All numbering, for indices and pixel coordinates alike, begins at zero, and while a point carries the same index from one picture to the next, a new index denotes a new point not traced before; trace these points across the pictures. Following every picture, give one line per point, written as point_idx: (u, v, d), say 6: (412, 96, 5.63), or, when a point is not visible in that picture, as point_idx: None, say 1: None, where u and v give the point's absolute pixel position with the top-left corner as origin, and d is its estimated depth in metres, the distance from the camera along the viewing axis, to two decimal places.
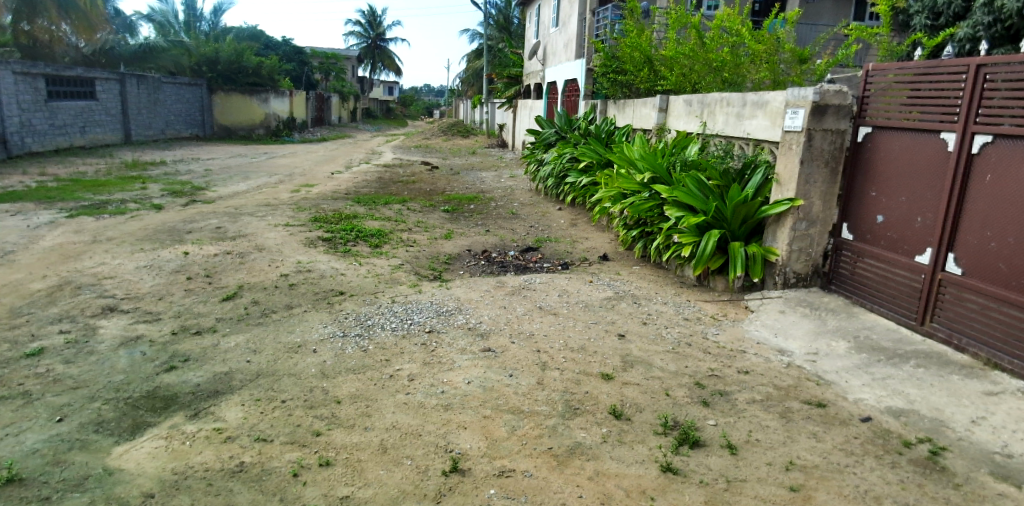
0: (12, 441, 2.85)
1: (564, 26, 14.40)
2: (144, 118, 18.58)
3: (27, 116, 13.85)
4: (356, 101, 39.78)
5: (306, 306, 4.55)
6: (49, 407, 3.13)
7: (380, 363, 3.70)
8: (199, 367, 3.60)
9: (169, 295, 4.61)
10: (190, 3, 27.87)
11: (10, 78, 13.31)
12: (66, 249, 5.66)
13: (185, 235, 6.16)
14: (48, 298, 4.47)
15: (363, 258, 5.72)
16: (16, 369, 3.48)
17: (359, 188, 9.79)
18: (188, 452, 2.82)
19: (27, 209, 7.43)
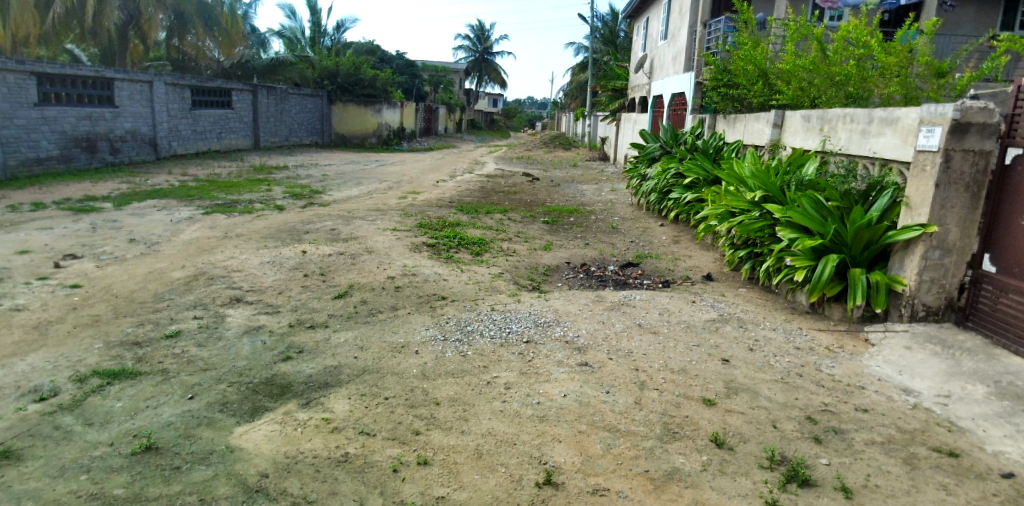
0: (151, 413, 3.16)
1: (673, 38, 14.11)
2: (272, 126, 20.20)
3: (174, 122, 15.48)
4: (462, 112, 41.08)
5: (410, 308, 4.72)
6: (183, 385, 3.45)
7: (479, 369, 3.76)
8: (312, 359, 3.82)
9: (287, 290, 4.95)
10: (315, 20, 29.96)
11: (162, 88, 14.94)
12: (203, 243, 6.24)
13: (303, 235, 6.60)
14: (186, 286, 4.94)
15: (465, 264, 5.86)
16: (158, 348, 3.87)
17: (463, 197, 10.08)
18: (299, 438, 2.99)
19: (172, 205, 8.28)
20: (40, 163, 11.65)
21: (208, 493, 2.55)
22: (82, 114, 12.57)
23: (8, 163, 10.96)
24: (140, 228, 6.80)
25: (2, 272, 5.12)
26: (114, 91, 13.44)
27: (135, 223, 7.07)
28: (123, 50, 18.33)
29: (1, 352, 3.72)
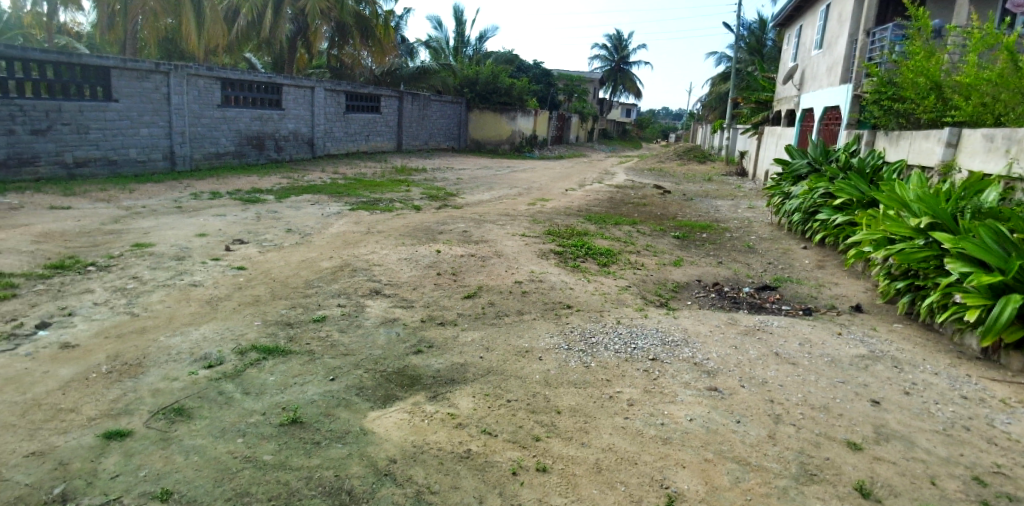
0: (299, 389, 3.45)
1: (830, 48, 13.11)
2: (413, 131, 21.44)
3: (329, 124, 16.93)
4: (595, 121, 41.04)
5: (535, 314, 4.77)
6: (326, 367, 3.73)
7: (602, 382, 3.71)
8: (441, 354, 3.99)
9: (421, 287, 5.20)
10: (459, 31, 31.37)
11: (322, 93, 16.40)
12: (348, 236, 6.75)
13: (438, 235, 6.92)
14: (333, 275, 5.36)
15: (592, 275, 5.82)
16: (306, 330, 4.23)
17: (591, 206, 10.04)
18: (426, 429, 3.12)
19: (324, 200, 9.03)
20: (220, 157, 13.24)
21: (343, 471, 2.74)
22: (255, 115, 14.13)
23: (194, 156, 12.58)
24: (297, 219, 7.50)
25: (185, 251, 5.86)
26: (281, 95, 15.00)
27: (292, 215, 7.80)
28: (293, 58, 19.75)
29: (181, 321, 4.27)
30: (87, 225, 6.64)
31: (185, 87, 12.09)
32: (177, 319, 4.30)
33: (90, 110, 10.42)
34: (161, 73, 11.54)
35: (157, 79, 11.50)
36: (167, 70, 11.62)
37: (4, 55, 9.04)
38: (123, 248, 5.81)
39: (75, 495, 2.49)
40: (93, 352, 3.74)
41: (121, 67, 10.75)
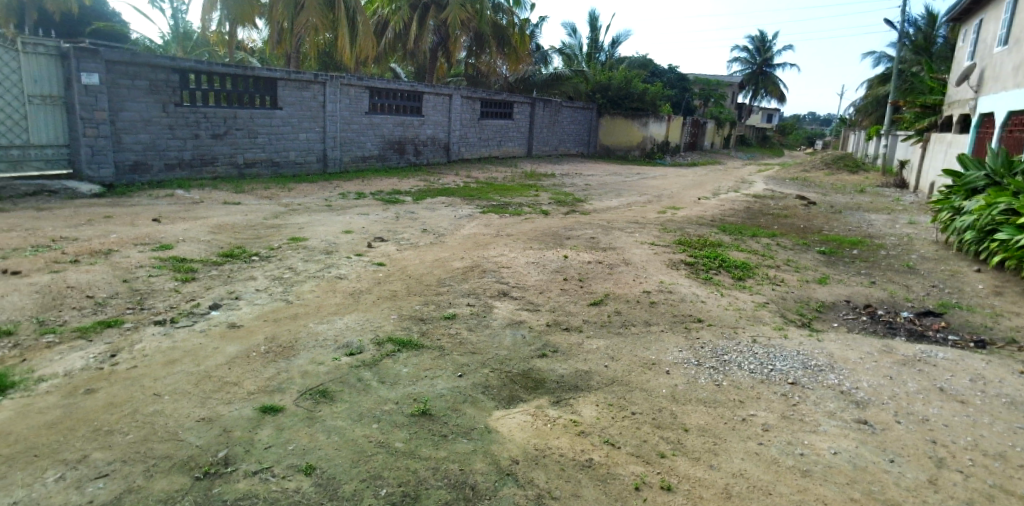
0: (429, 383, 3.62)
1: (1018, 43, 11.47)
2: (544, 136, 21.73)
3: (464, 130, 17.64)
4: (732, 127, 39.08)
5: (664, 326, 4.62)
6: (455, 363, 3.87)
7: (734, 403, 3.50)
8: (565, 360, 3.99)
9: (548, 291, 5.25)
10: (593, 37, 31.38)
11: (459, 100, 17.13)
12: (479, 238, 6.98)
13: (565, 240, 6.94)
14: (463, 275, 5.56)
15: (726, 288, 5.54)
16: (438, 326, 4.43)
17: (726, 216, 9.58)
18: (549, 433, 3.14)
19: (457, 203, 9.42)
20: (365, 161, 14.30)
21: (468, 466, 2.83)
22: (398, 122, 15.07)
23: (343, 159, 13.69)
24: (431, 220, 7.89)
25: (333, 246, 6.39)
26: (422, 102, 15.87)
27: (427, 216, 8.22)
28: (434, 67, 20.72)
29: (328, 310, 4.65)
30: (253, 219, 7.45)
31: (338, 96, 13.18)
32: (325, 308, 4.69)
33: (259, 118, 11.69)
34: (319, 83, 12.69)
35: (315, 89, 12.65)
36: (324, 80, 12.75)
37: (195, 69, 10.40)
38: (281, 241, 6.46)
39: (236, 460, 2.79)
40: (254, 333, 4.18)
41: (286, 78, 11.96)
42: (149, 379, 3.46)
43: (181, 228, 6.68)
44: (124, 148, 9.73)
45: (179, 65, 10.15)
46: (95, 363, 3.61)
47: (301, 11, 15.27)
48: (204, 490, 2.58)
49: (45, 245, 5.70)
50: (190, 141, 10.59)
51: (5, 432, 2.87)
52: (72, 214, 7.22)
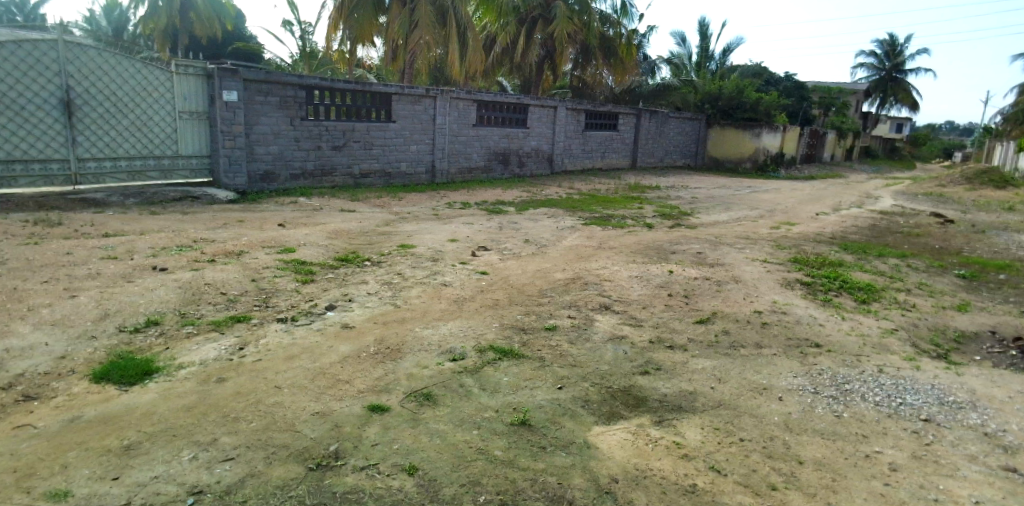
0: (529, 393, 3.63)
1: None
2: (649, 148, 21.32)
3: (568, 142, 17.68)
4: (856, 138, 36.32)
5: (776, 349, 4.35)
6: (555, 375, 3.87)
7: (856, 437, 3.23)
8: (669, 378, 3.86)
9: (651, 306, 5.12)
10: (703, 46, 30.47)
11: (564, 112, 17.20)
12: (581, 250, 6.96)
13: (670, 255, 6.75)
14: (565, 287, 5.56)
15: (848, 312, 5.13)
16: (539, 337, 4.45)
17: (848, 233, 8.90)
18: (650, 454, 3.04)
19: (560, 214, 9.45)
20: (471, 172, 14.73)
21: (566, 480, 2.81)
22: (503, 133, 15.40)
23: (450, 170, 14.18)
24: (534, 231, 7.97)
25: (439, 253, 6.62)
26: (527, 114, 16.11)
27: (530, 226, 8.30)
28: (540, 80, 21.01)
29: (433, 316, 4.80)
30: (367, 226, 7.88)
31: (448, 109, 13.68)
32: (430, 314, 4.85)
33: (375, 131, 12.37)
34: (430, 97, 13.25)
35: (427, 103, 13.23)
36: (435, 94, 13.30)
37: (320, 86, 11.20)
38: (392, 248, 6.78)
39: (345, 455, 2.94)
40: (365, 334, 4.40)
41: (400, 93, 12.59)
42: (271, 373, 3.74)
43: (302, 233, 7.19)
44: (256, 159, 10.65)
45: (306, 82, 10.98)
46: (226, 354, 3.96)
47: (415, 29, 16.03)
48: (316, 481, 2.74)
49: (188, 245, 6.35)
50: (313, 153, 11.41)
51: (151, 412, 3.21)
52: (211, 218, 8.00)
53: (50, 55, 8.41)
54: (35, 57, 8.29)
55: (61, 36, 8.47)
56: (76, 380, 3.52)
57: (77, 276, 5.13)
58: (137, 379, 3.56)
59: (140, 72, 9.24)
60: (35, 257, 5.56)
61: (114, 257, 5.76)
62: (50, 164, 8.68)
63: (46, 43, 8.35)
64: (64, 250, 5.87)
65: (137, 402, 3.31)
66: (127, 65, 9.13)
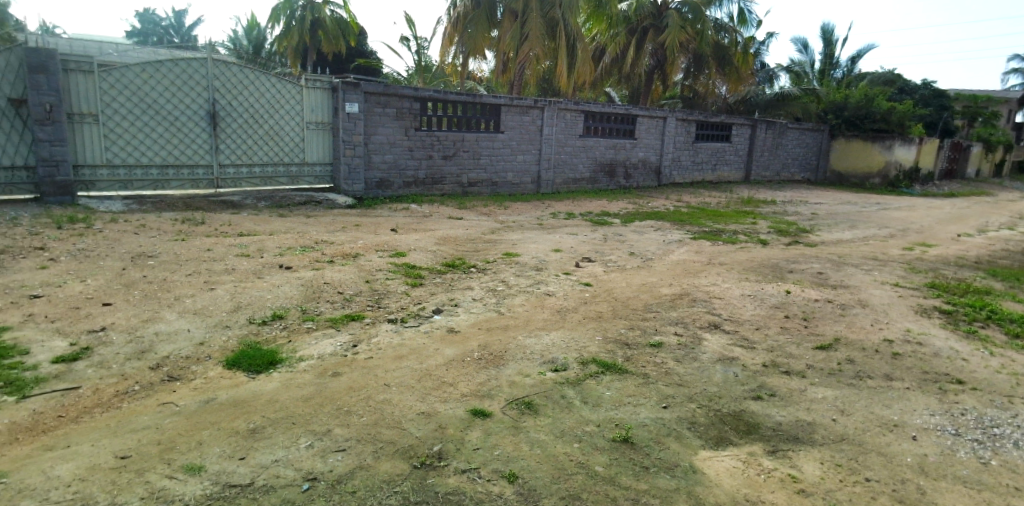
0: (631, 410, 3.55)
1: None
2: (764, 160, 20.27)
3: (677, 153, 17.21)
4: (1008, 152, 32.51)
5: (909, 383, 3.96)
6: (660, 393, 3.75)
7: (1007, 490, 2.85)
8: (784, 406, 3.63)
9: (765, 328, 4.84)
10: (827, 52, 28.62)
11: (673, 123, 16.77)
12: (689, 265, 6.73)
13: (787, 274, 6.36)
14: (671, 302, 5.39)
15: (997, 346, 4.57)
16: (643, 353, 4.34)
17: (998, 258, 7.97)
18: (761, 485, 2.87)
19: (666, 227, 9.22)
20: (576, 182, 14.74)
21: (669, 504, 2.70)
22: (610, 144, 15.28)
23: (555, 181, 14.26)
24: (639, 244, 7.82)
25: (543, 263, 6.66)
26: (635, 125, 15.87)
27: (635, 239, 8.16)
28: (649, 90, 20.65)
29: (536, 325, 4.83)
30: (473, 234, 8.10)
31: (555, 120, 13.77)
32: (533, 323, 4.88)
33: (483, 141, 12.71)
34: (538, 108, 13.42)
35: (535, 114, 13.41)
36: (543, 105, 13.45)
37: (433, 98, 11.69)
38: (497, 255, 6.92)
39: (448, 456, 3.02)
40: (469, 339, 4.50)
41: (509, 104, 12.85)
42: (381, 371, 3.92)
43: (413, 238, 7.50)
44: (373, 167, 11.28)
45: (421, 95, 11.50)
46: (340, 350, 4.20)
47: (525, 42, 16.33)
48: (420, 478, 2.84)
49: (311, 247, 6.82)
50: (424, 162, 11.91)
51: (274, 400, 3.47)
52: (331, 222, 8.55)
53: (201, 72, 9.37)
54: (189, 74, 9.26)
55: (210, 55, 9.42)
56: (211, 365, 3.88)
57: (216, 271, 5.66)
58: (263, 368, 3.86)
59: (275, 86, 10.10)
60: (182, 252, 6.20)
61: (247, 255, 6.30)
62: (197, 169, 9.65)
63: (198, 62, 9.31)
64: (206, 247, 6.51)
65: (262, 390, 3.59)
66: (264, 81, 10.00)
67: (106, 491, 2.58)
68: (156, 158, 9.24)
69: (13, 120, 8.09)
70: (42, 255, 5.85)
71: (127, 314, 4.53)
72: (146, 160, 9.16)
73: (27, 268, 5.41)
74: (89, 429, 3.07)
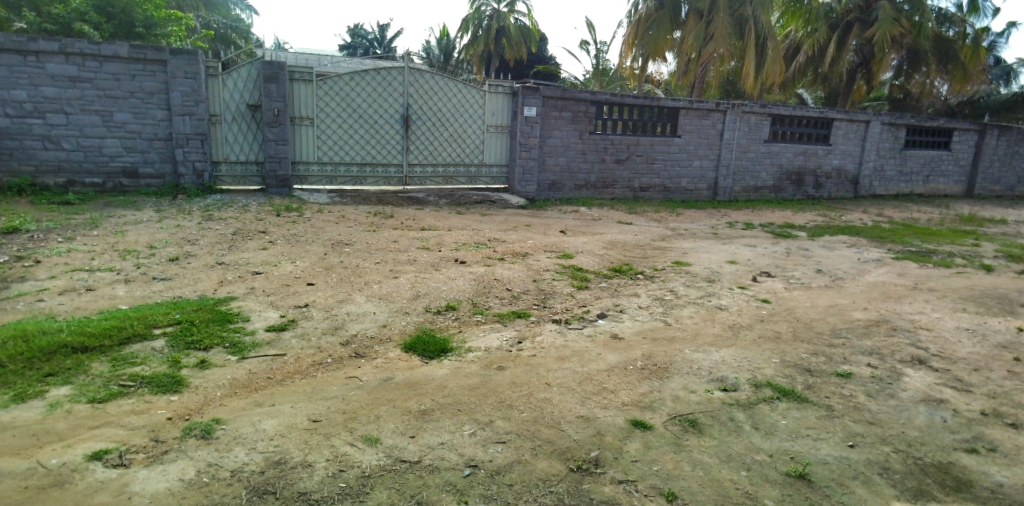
0: (810, 443, 3.19)
1: None
2: (994, 172, 17.22)
3: (881, 162, 15.30)
4: None
5: None
6: (846, 429, 3.33)
7: None
8: (1009, 465, 3.02)
9: (986, 369, 4.08)
10: None
11: (878, 127, 14.91)
12: (888, 288, 5.93)
13: (1020, 308, 5.32)
14: (865, 329, 4.78)
15: None
16: (827, 382, 3.90)
17: None
18: None
19: (861, 244, 8.23)
20: (757, 191, 13.77)
21: None
22: (799, 150, 14.03)
23: (734, 188, 13.46)
24: (828, 261, 7.07)
25: (716, 274, 6.29)
26: (831, 129, 14.38)
27: (824, 255, 7.39)
28: (850, 92, 18.60)
29: (705, 340, 4.56)
30: (642, 240, 7.92)
31: (738, 124, 12.98)
32: (702, 337, 4.61)
33: (658, 145, 12.38)
34: (720, 111, 12.75)
35: (716, 117, 12.74)
36: (725, 108, 12.74)
37: (610, 101, 11.64)
38: (666, 263, 6.68)
39: (605, 464, 2.96)
40: (633, 348, 4.38)
41: (688, 107, 12.38)
42: (544, 369, 3.97)
43: (580, 241, 7.53)
44: (546, 169, 11.55)
45: (598, 98, 11.51)
46: (506, 345, 4.34)
47: (710, 42, 15.57)
48: (576, 482, 2.81)
49: (484, 244, 7.15)
50: (597, 165, 11.91)
51: (444, 385, 3.68)
52: (504, 221, 8.91)
53: (398, 80, 10.29)
54: (388, 81, 10.22)
55: (407, 64, 10.30)
56: (392, 347, 4.23)
57: (400, 261, 6.17)
58: (436, 354, 4.11)
59: (460, 92, 10.77)
60: (374, 242, 6.85)
61: (428, 248, 6.78)
62: (390, 167, 10.63)
63: (396, 70, 10.23)
64: (393, 238, 7.13)
65: (434, 375, 3.82)
66: (451, 87, 10.71)
67: (300, 448, 2.92)
68: (357, 157, 10.34)
69: (250, 123, 9.57)
70: (264, 238, 6.83)
71: (325, 294, 5.12)
72: (349, 158, 10.29)
73: (253, 249, 6.35)
74: (290, 392, 3.50)
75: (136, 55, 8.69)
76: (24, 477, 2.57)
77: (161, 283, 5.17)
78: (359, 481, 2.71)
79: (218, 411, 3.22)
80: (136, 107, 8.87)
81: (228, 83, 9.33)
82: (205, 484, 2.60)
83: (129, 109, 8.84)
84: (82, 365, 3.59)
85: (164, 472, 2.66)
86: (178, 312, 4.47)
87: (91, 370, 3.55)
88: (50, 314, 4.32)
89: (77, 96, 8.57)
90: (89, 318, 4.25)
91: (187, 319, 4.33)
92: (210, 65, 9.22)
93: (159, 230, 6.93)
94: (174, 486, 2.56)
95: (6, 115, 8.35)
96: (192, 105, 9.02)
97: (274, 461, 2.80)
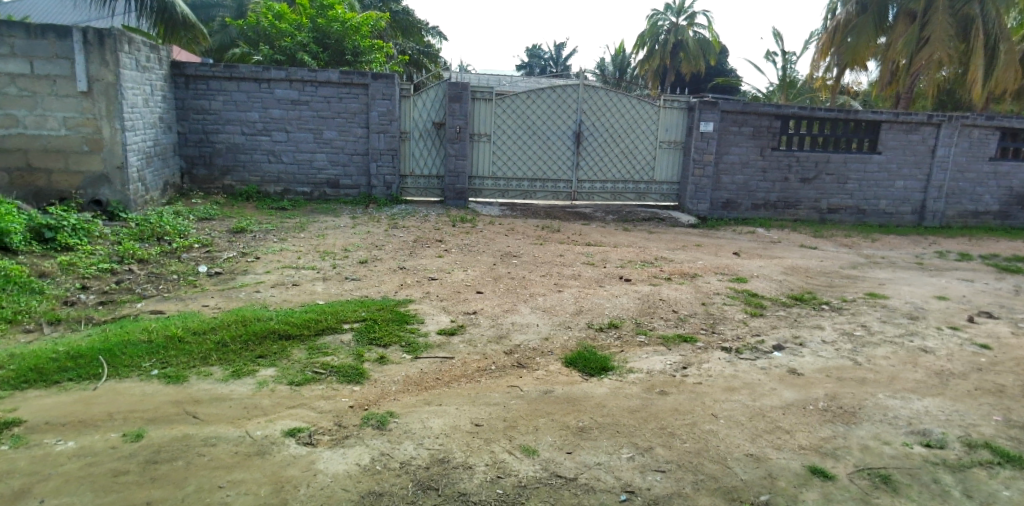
0: None
1: None
2: None
3: None
4: None
5: None
6: None
7: None
8: None
9: None
10: None
11: None
12: None
13: None
14: None
15: None
16: None
17: None
18: None
19: None
20: (977, 216, 11.84)
21: None
22: None
23: (946, 213, 11.68)
24: None
25: (920, 311, 5.48)
26: None
27: None
28: None
29: (904, 385, 3.97)
30: (829, 266, 7.17)
31: (955, 138, 11.26)
32: (900, 382, 4.03)
33: (853, 162, 11.15)
34: (932, 124, 11.17)
35: (926, 131, 11.19)
36: (940, 121, 11.14)
37: (797, 115, 10.75)
38: (858, 294, 5.98)
39: None
40: (815, 386, 3.96)
41: (892, 120, 11.01)
42: (710, 399, 3.73)
43: (757, 264, 7.01)
44: (721, 188, 10.99)
45: (784, 112, 10.70)
46: (670, 369, 4.16)
47: (925, 46, 13.70)
48: None
49: (650, 262, 6.97)
50: (778, 184, 11.06)
51: (603, 404, 3.62)
52: (672, 239, 8.62)
53: (573, 97, 10.46)
54: (562, 98, 10.43)
55: (582, 81, 10.42)
56: (553, 360, 4.27)
57: (565, 275, 6.24)
58: (597, 371, 4.08)
59: (634, 107, 10.64)
60: (540, 255, 7.02)
61: (593, 263, 6.78)
62: (559, 183, 10.86)
63: (571, 88, 10.41)
64: (559, 252, 7.24)
65: (594, 392, 3.78)
66: (625, 102, 10.62)
67: (462, 450, 3.05)
68: (528, 172, 10.71)
69: (434, 139, 10.35)
70: (440, 246, 7.32)
71: (492, 303, 5.33)
72: (521, 174, 10.69)
73: (430, 256, 6.83)
74: (457, 394, 3.68)
75: (344, 80, 9.83)
76: (235, 443, 2.98)
77: (351, 283, 5.76)
78: (515, 490, 2.76)
79: (392, 405, 3.48)
80: (339, 126, 10.04)
81: (418, 103, 10.19)
82: (378, 472, 2.82)
83: (334, 127, 10.03)
84: (286, 350, 4.11)
85: (344, 454, 2.94)
86: (364, 310, 4.94)
87: (292, 356, 4.04)
88: (264, 304, 5.02)
89: (295, 116, 9.92)
90: (294, 310, 4.86)
91: (372, 317, 4.77)
92: (404, 87, 10.14)
93: (353, 235, 7.75)
94: (352, 470, 2.81)
95: (242, 133, 9.92)
96: (386, 123, 9.99)
97: (438, 459, 2.95)
